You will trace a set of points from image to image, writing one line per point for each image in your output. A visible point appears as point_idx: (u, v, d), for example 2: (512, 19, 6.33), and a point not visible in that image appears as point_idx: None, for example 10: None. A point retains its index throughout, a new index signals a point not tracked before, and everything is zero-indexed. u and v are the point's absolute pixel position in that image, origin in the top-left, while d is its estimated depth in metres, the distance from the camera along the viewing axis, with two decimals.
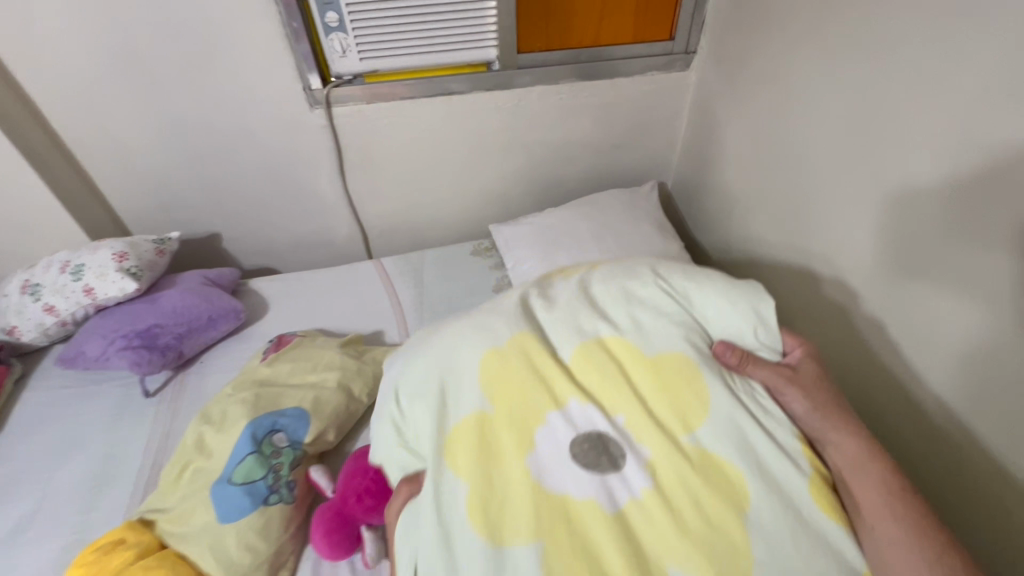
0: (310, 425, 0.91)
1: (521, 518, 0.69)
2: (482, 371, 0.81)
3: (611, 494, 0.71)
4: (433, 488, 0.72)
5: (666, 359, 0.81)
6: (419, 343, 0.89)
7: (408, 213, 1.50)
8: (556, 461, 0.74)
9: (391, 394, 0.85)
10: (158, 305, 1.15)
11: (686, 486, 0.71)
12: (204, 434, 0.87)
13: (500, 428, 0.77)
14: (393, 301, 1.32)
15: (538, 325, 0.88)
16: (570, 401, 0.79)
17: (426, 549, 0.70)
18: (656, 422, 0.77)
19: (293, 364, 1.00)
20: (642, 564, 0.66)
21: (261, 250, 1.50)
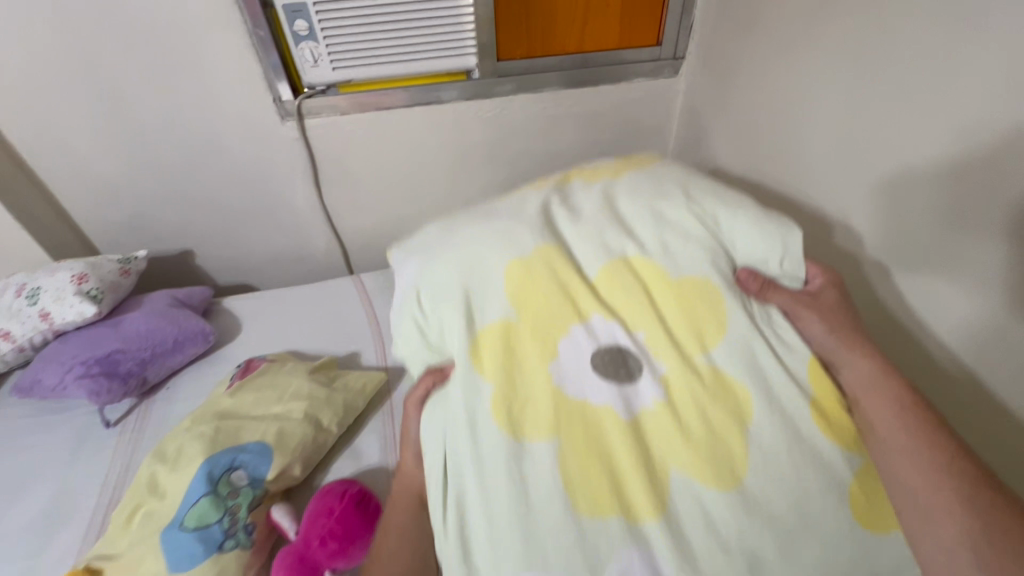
0: (272, 461, 0.85)
1: (544, 416, 0.71)
2: (507, 282, 0.81)
3: (627, 402, 0.72)
4: (460, 387, 0.74)
5: (690, 280, 0.81)
6: (446, 238, 0.89)
7: (389, 227, 1.45)
8: (580, 368, 0.75)
9: (414, 293, 0.86)
10: (120, 329, 1.09)
11: (698, 393, 0.72)
12: (156, 474, 0.81)
13: (524, 338, 0.77)
14: (371, 319, 1.27)
15: (561, 239, 0.87)
16: (592, 316, 0.80)
17: (454, 436, 0.73)
18: (674, 339, 0.78)
19: (258, 394, 0.94)
20: (648, 467, 0.68)
21: (236, 267, 1.44)
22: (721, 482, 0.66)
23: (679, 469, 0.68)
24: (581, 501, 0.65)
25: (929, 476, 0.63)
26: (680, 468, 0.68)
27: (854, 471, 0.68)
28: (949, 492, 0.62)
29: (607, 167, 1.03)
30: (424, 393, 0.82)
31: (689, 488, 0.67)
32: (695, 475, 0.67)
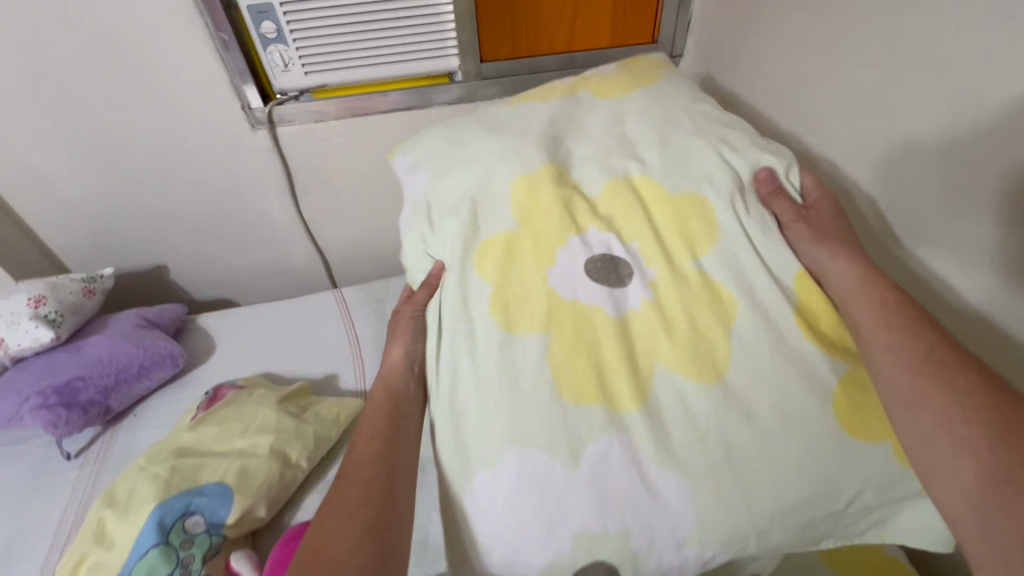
0: (232, 504, 0.78)
1: (534, 312, 0.64)
2: (512, 191, 0.73)
3: (616, 303, 0.65)
4: (456, 287, 0.68)
5: (687, 198, 0.72)
6: (458, 148, 0.82)
7: (373, 238, 1.37)
8: (573, 269, 0.67)
9: (422, 204, 0.80)
10: (81, 354, 1.02)
11: (688, 296, 0.65)
12: (105, 521, 0.74)
13: (522, 243, 0.70)
14: (351, 337, 1.20)
15: (568, 154, 0.79)
16: (590, 226, 0.71)
17: (447, 337, 0.67)
18: (664, 245, 0.69)
19: (221, 427, 0.87)
20: (631, 369, 0.61)
21: (213, 282, 1.37)
22: (702, 377, 0.60)
23: (663, 366, 0.61)
24: (566, 388, 0.60)
25: (918, 372, 0.57)
26: (665, 364, 0.61)
27: (835, 376, 0.61)
28: (944, 400, 0.54)
29: (611, 77, 0.91)
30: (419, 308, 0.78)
31: (674, 385, 0.60)
32: (681, 371, 0.61)
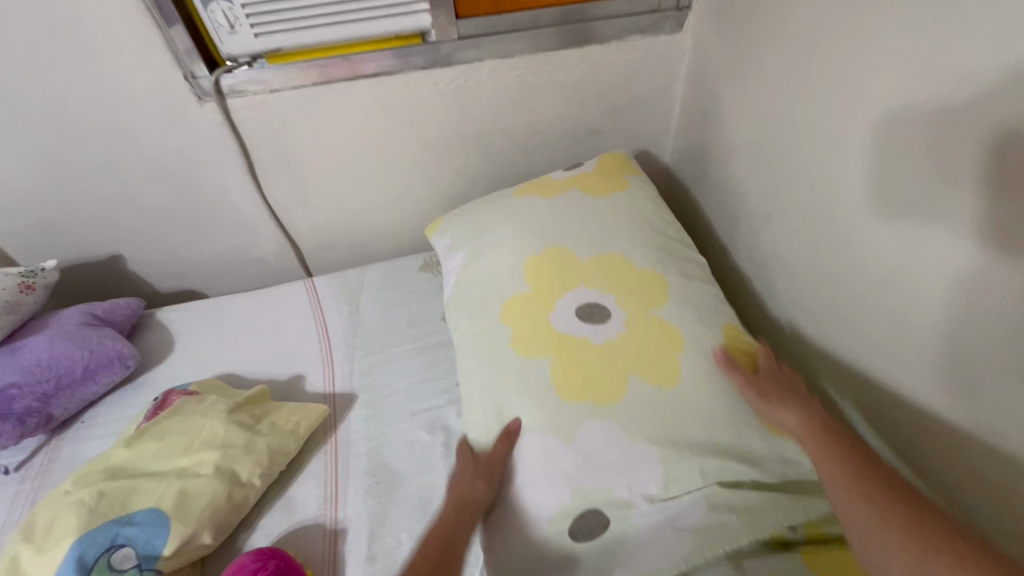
0: (168, 535, 0.69)
1: (540, 341, 0.75)
2: (522, 265, 0.83)
3: (601, 332, 0.75)
4: (481, 328, 0.81)
5: (652, 272, 0.81)
6: (475, 233, 0.92)
7: (346, 223, 1.25)
8: (568, 313, 0.77)
9: (449, 273, 0.94)
10: (18, 358, 0.92)
11: (654, 336, 0.74)
12: (20, 556, 0.65)
13: (529, 295, 0.80)
14: (321, 334, 1.09)
15: (553, 219, 0.88)
16: (578, 285, 0.80)
17: (473, 367, 0.79)
18: (635, 293, 0.79)
19: (161, 442, 0.77)
20: (615, 389, 0.70)
21: (176, 274, 1.26)
22: (662, 382, 0.70)
23: (636, 377, 0.71)
24: (564, 392, 0.71)
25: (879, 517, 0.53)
26: (637, 377, 0.71)
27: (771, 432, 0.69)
28: (899, 544, 0.50)
29: (586, 172, 0.97)
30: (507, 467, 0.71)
31: (648, 398, 0.70)
32: (651, 383, 0.71)
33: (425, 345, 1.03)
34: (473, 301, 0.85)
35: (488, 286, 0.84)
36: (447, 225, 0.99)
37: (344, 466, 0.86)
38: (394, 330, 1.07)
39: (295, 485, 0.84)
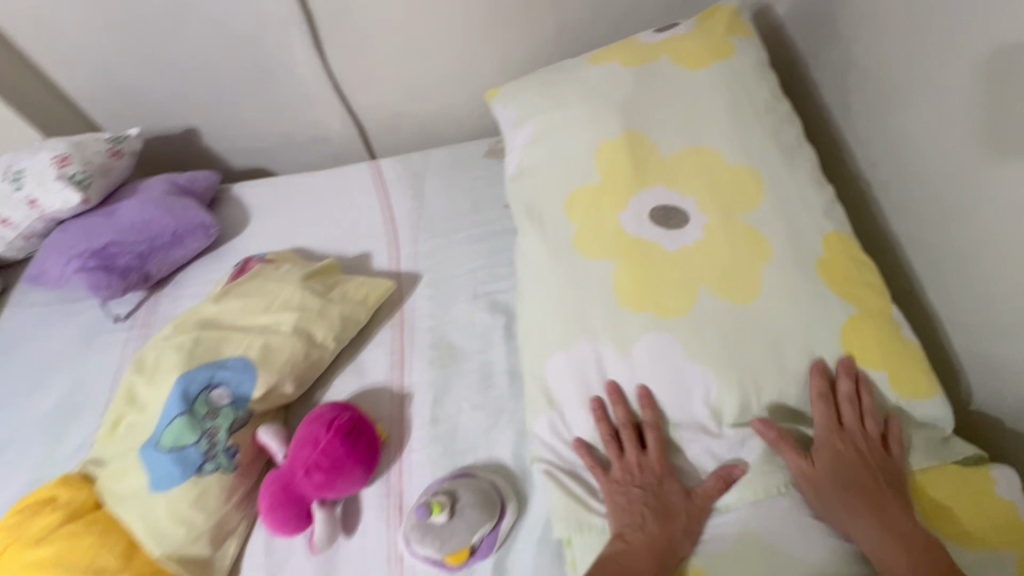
0: (256, 380, 0.75)
1: (603, 239, 0.63)
2: (594, 156, 0.70)
3: (677, 238, 0.62)
4: (542, 222, 0.69)
5: (744, 169, 0.66)
6: (546, 103, 0.79)
7: (411, 102, 1.19)
8: (642, 214, 0.64)
9: (515, 148, 0.79)
10: (115, 219, 0.99)
11: (735, 242, 0.60)
12: (134, 386, 0.74)
13: (597, 192, 0.67)
14: (387, 215, 1.09)
15: (633, 98, 0.74)
16: (656, 186, 0.66)
17: (528, 255, 0.68)
18: (722, 193, 0.64)
19: (244, 301, 0.82)
20: (678, 300, 0.58)
21: (248, 149, 1.27)
22: (739, 298, 0.58)
23: (709, 290, 0.58)
24: (623, 297, 0.60)
25: None
26: (708, 289, 0.59)
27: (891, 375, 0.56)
28: None
29: (685, 37, 0.80)
30: (709, 492, 0.55)
31: (722, 314, 0.57)
32: (726, 298, 0.58)
33: (489, 231, 1.01)
34: (531, 188, 0.73)
35: (554, 172, 0.72)
36: (509, 94, 0.87)
37: (409, 338, 0.90)
38: (458, 215, 1.05)
39: (363, 352, 0.90)
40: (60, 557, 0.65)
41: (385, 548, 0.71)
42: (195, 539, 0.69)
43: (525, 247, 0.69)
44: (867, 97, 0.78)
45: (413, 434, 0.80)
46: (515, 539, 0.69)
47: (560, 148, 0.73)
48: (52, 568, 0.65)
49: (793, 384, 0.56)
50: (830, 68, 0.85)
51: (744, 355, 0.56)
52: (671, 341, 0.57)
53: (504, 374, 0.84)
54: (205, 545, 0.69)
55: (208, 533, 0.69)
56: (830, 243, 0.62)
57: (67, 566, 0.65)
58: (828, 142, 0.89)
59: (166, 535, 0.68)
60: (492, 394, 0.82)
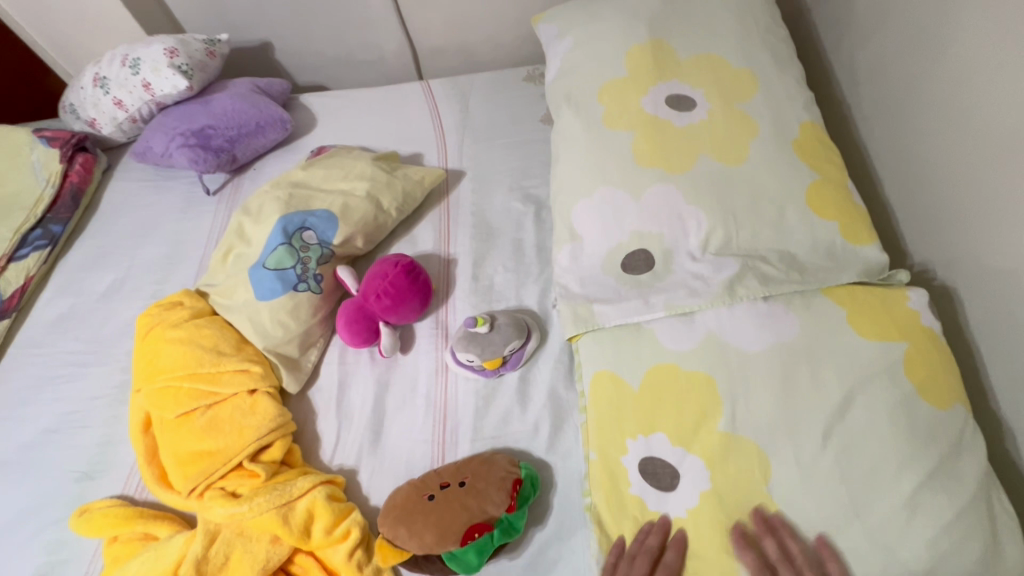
0: (338, 228, 0.94)
1: (628, 117, 0.83)
2: (626, 57, 0.89)
3: (686, 117, 0.81)
4: (581, 107, 0.88)
5: (744, 72, 0.84)
6: (585, 21, 0.99)
7: (460, 29, 1.35)
8: (660, 100, 0.83)
9: (556, 58, 1.00)
10: (210, 107, 1.18)
11: (731, 122, 0.79)
12: (243, 224, 0.94)
13: (626, 83, 0.86)
14: (436, 123, 1.26)
15: (660, 17, 0.91)
16: (673, 80, 0.85)
17: (568, 131, 0.88)
18: (724, 87, 0.83)
19: (326, 171, 1.01)
20: (683, 159, 0.78)
21: (313, 65, 1.45)
22: (728, 160, 0.77)
23: (706, 154, 0.78)
24: (641, 156, 0.80)
25: None
26: (707, 154, 0.78)
27: (840, 224, 0.74)
28: None
29: None
30: None
31: (714, 173, 0.77)
32: (720, 159, 0.78)
33: (524, 140, 1.18)
34: (570, 84, 0.93)
35: (593, 71, 0.91)
36: (553, 14, 1.06)
37: (454, 218, 1.09)
38: (498, 126, 1.22)
39: (415, 227, 1.08)
40: (192, 337, 0.86)
41: (433, 363, 0.90)
42: (289, 339, 0.89)
43: (565, 126, 0.89)
44: (851, 31, 0.94)
45: (457, 286, 0.99)
46: (536, 360, 0.88)
47: (597, 53, 0.92)
48: (185, 343, 0.85)
49: (762, 229, 0.74)
50: (825, 8, 1.01)
51: (726, 203, 0.75)
52: (674, 187, 0.77)
53: (533, 248, 1.02)
54: (296, 347, 0.89)
55: (298, 337, 0.89)
56: (805, 130, 0.80)
57: (197, 343, 0.85)
58: (820, 75, 1.05)
59: (268, 334, 0.88)
60: (523, 261, 1.01)
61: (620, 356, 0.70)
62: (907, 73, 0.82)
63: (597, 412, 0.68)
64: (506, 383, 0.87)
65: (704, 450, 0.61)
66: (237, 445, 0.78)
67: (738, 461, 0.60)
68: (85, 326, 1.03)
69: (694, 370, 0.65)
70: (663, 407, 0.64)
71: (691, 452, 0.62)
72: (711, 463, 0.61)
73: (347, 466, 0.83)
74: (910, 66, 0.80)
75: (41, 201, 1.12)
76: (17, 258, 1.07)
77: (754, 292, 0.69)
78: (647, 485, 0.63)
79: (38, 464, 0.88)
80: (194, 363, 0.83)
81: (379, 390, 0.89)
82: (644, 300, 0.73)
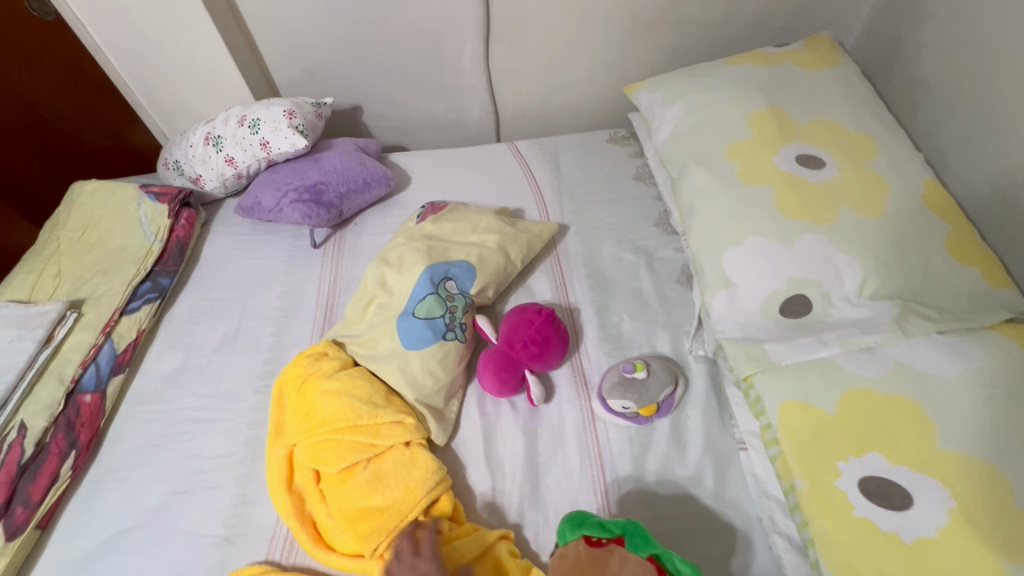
0: (476, 279, 0.97)
1: (762, 174, 0.90)
2: (749, 122, 0.97)
3: (819, 175, 0.89)
4: (710, 165, 0.96)
5: (862, 136, 0.93)
6: (694, 90, 1.08)
7: (544, 97, 1.45)
8: (790, 159, 0.91)
9: (668, 122, 1.09)
10: (321, 165, 1.22)
11: (863, 180, 0.87)
12: (385, 275, 0.96)
13: (753, 145, 0.94)
14: (530, 180, 1.32)
15: (771, 90, 1.01)
16: (798, 142, 0.93)
17: (701, 187, 0.95)
18: (846, 150, 0.91)
19: (455, 224, 1.04)
20: (826, 211, 0.85)
21: (397, 126, 1.52)
22: (868, 213, 0.84)
23: (847, 207, 0.85)
24: (784, 209, 0.86)
25: None
26: (848, 208, 0.85)
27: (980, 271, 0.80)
28: None
29: (801, 52, 1.09)
30: None
31: (857, 223, 0.83)
32: (860, 212, 0.84)
33: (622, 196, 1.25)
34: (691, 145, 1.01)
35: (717, 135, 0.99)
36: (654, 84, 1.17)
37: (568, 269, 1.12)
38: (593, 183, 1.29)
39: (531, 278, 1.11)
40: (347, 388, 0.85)
41: (579, 411, 0.90)
42: (438, 389, 0.88)
43: (696, 182, 0.96)
44: (933, 103, 1.06)
45: (586, 335, 1.01)
46: (684, 406, 0.89)
47: (716, 118, 1.01)
48: (342, 394, 0.84)
49: (912, 275, 0.79)
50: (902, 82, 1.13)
51: (876, 249, 0.81)
52: (823, 237, 0.82)
53: (653, 296, 1.05)
54: (443, 396, 0.89)
55: (445, 387, 0.89)
56: (929, 186, 0.88)
57: (352, 394, 0.84)
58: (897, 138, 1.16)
59: (418, 384, 0.87)
60: (645, 309, 1.03)
61: (806, 387, 0.72)
62: (998, 141, 0.93)
63: (793, 442, 0.69)
64: (659, 429, 0.87)
65: (932, 468, 0.62)
66: (408, 500, 0.76)
67: (972, 481, 0.60)
68: (201, 380, 0.99)
69: (895, 394, 0.68)
70: (873, 433, 0.66)
71: (921, 473, 0.62)
72: (945, 481, 0.61)
73: (510, 521, 0.81)
74: (1001, 135, 0.91)
75: (150, 254, 1.11)
76: (128, 312, 1.04)
77: (924, 330, 0.73)
78: (878, 507, 0.62)
79: (170, 531, 0.82)
80: (352, 416, 0.82)
81: (528, 441, 0.88)
82: (817, 339, 0.76)
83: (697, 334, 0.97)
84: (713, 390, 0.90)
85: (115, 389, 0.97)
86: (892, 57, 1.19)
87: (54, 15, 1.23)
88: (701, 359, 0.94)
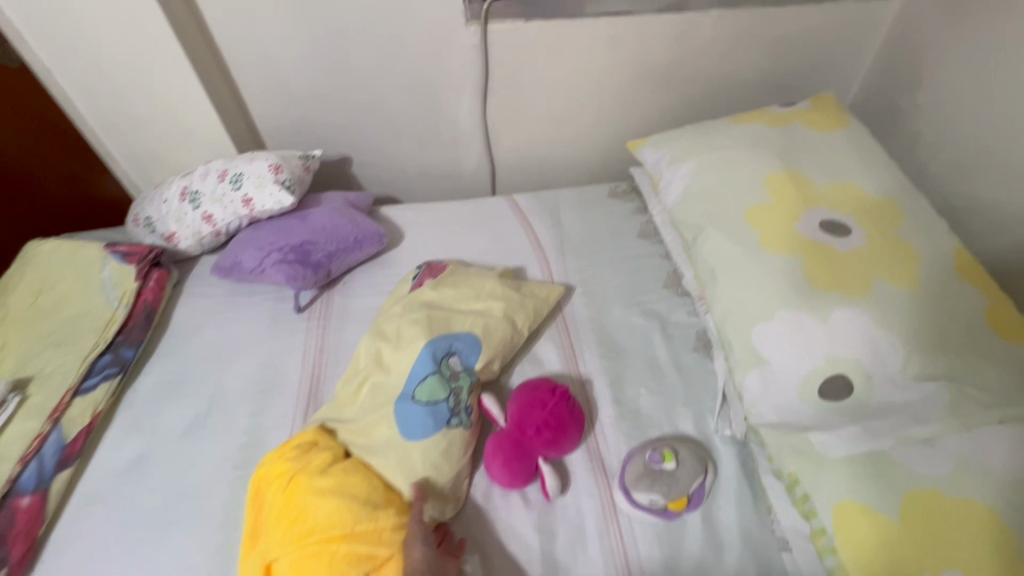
0: (482, 353, 0.88)
1: (787, 241, 0.85)
2: (768, 184, 0.93)
3: (846, 241, 0.84)
4: (730, 230, 0.91)
5: (884, 201, 0.89)
6: (705, 149, 1.05)
7: (542, 150, 1.41)
8: (814, 225, 0.87)
9: (679, 181, 1.04)
10: (309, 222, 1.13)
11: (894, 248, 0.82)
12: (381, 351, 0.88)
13: (774, 209, 0.89)
14: (530, 236, 1.26)
15: (786, 151, 0.98)
16: (819, 207, 0.89)
17: (722, 254, 0.89)
18: (870, 215, 0.87)
19: (456, 290, 0.96)
20: (860, 282, 0.79)
21: (389, 177, 1.45)
22: (904, 283, 0.79)
23: (882, 277, 0.79)
24: (816, 279, 0.80)
25: None
26: (882, 278, 0.79)
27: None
28: None
29: (808, 113, 1.07)
30: None
31: (894, 295, 0.78)
32: (895, 283, 0.79)
33: (627, 253, 1.19)
34: (706, 207, 0.96)
35: (734, 197, 0.94)
36: (661, 141, 1.13)
37: (576, 335, 1.04)
38: (597, 240, 1.23)
39: (538, 345, 1.02)
40: (339, 487, 0.73)
41: (599, 503, 0.80)
42: (440, 484, 0.77)
43: (716, 248, 0.90)
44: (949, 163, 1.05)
45: (601, 412, 0.92)
46: (716, 497, 0.80)
47: (731, 178, 0.97)
48: (334, 495, 0.72)
49: (957, 352, 0.74)
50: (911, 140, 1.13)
51: (918, 325, 0.75)
52: (860, 312, 0.76)
53: (670, 366, 0.98)
54: (446, 491, 0.78)
55: (448, 481, 0.78)
56: (959, 254, 0.84)
57: (346, 495, 0.72)
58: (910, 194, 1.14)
59: (419, 479, 0.77)
60: (663, 381, 0.96)
61: (861, 487, 0.66)
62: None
63: (856, 554, 0.64)
64: (690, 525, 0.78)
65: None
66: None
67: None
68: (164, 472, 0.86)
69: (963, 498, 0.62)
70: (944, 545, 0.60)
71: None
72: None
73: None
74: None
75: (113, 322, 0.99)
76: (83, 391, 0.92)
77: (981, 419, 0.68)
78: None
79: None
80: (346, 523, 0.70)
81: (545, 542, 0.77)
82: (864, 430, 0.70)
83: (723, 411, 0.89)
84: (746, 477, 0.82)
85: (60, 486, 0.83)
86: (899, 117, 1.18)
87: (21, 63, 1.12)
88: (729, 440, 0.86)
